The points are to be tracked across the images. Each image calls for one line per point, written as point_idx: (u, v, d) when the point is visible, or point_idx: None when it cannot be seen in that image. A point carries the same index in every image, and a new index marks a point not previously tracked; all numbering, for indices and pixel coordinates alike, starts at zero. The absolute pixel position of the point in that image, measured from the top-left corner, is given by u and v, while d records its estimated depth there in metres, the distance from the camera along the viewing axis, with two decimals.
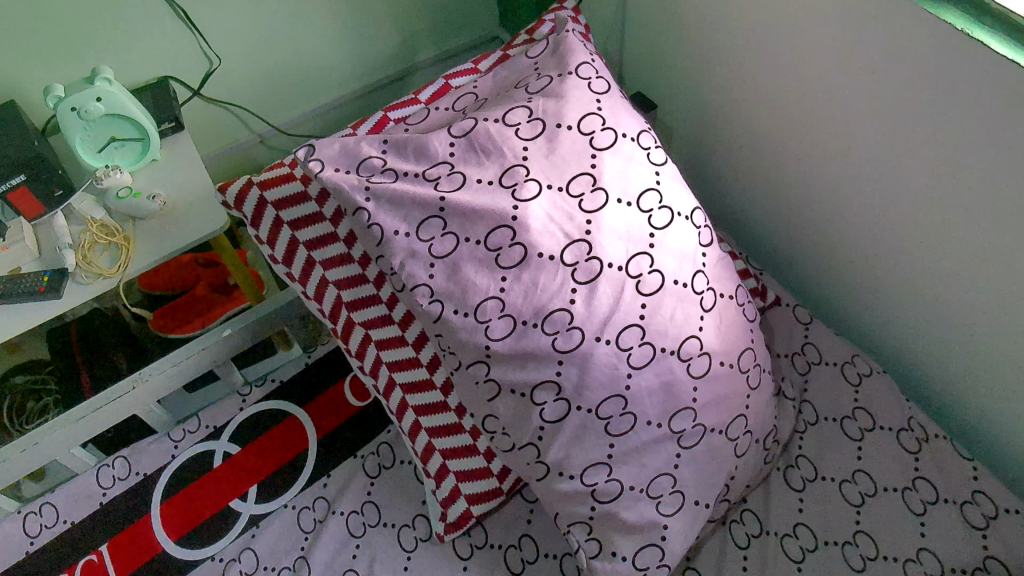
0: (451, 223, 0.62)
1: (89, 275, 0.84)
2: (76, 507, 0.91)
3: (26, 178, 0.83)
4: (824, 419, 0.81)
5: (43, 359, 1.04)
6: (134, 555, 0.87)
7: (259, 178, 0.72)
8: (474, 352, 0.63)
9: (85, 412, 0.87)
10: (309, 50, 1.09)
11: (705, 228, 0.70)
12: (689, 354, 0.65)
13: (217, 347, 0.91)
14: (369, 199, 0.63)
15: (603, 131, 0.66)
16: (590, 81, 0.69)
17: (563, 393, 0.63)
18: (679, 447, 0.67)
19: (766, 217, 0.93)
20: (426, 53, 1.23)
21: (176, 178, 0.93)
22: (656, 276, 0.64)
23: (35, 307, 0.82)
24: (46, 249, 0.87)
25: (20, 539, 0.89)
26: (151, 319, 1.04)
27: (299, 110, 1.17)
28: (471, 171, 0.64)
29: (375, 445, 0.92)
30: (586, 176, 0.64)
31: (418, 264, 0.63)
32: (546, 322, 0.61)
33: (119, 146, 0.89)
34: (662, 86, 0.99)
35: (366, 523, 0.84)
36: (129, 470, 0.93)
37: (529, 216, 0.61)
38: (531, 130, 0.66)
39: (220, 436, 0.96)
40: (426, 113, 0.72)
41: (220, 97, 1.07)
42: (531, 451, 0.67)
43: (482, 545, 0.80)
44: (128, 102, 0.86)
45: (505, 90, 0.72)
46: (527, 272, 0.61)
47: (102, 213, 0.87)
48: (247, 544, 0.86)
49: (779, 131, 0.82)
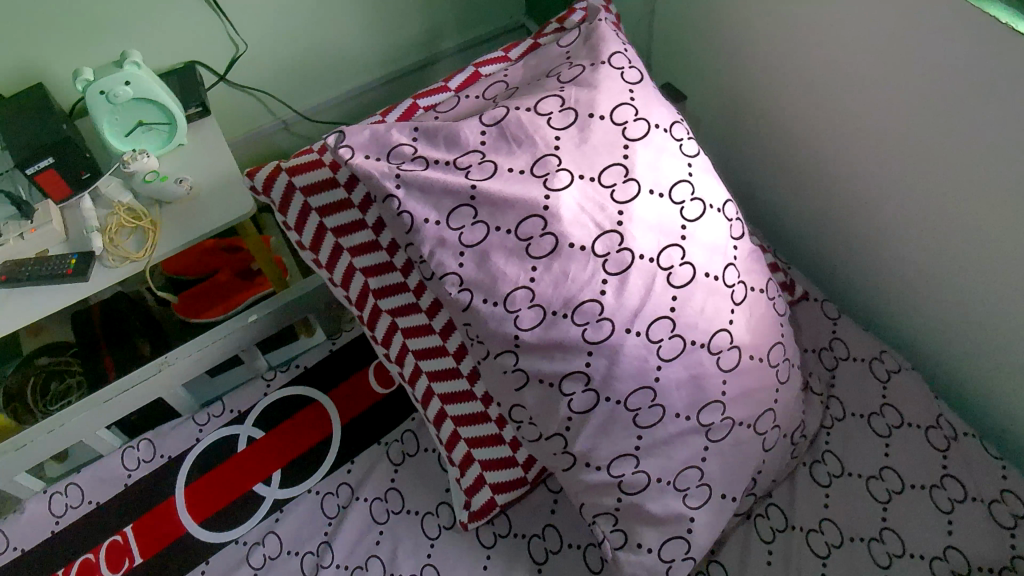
0: (482, 212, 0.62)
1: (116, 261, 0.86)
2: (101, 488, 0.92)
3: (54, 161, 0.86)
4: (852, 415, 0.80)
5: (65, 342, 1.09)
6: (158, 536, 0.87)
7: (288, 164, 0.73)
8: (503, 341, 0.63)
9: (112, 394, 0.87)
10: (334, 36, 1.09)
11: (737, 221, 0.69)
12: (718, 348, 0.65)
13: (241, 333, 0.91)
14: (400, 186, 0.63)
15: (635, 122, 0.66)
16: (622, 71, 0.69)
17: (592, 384, 0.63)
18: (706, 440, 0.67)
19: (793, 211, 0.92)
20: (451, 42, 1.22)
21: (202, 162, 0.94)
22: (687, 268, 0.64)
23: (63, 290, 0.85)
24: (72, 232, 0.90)
25: (46, 518, 0.90)
26: (176, 304, 1.06)
27: (323, 96, 1.17)
28: (502, 160, 0.64)
29: (399, 432, 0.91)
30: (618, 167, 0.64)
31: (448, 253, 0.63)
32: (576, 312, 0.61)
33: (146, 130, 0.91)
34: (691, 76, 0.99)
35: (390, 509, 0.84)
36: (154, 452, 0.94)
37: (561, 206, 0.61)
38: (562, 119, 0.65)
39: (244, 420, 0.96)
40: (455, 101, 0.72)
41: (245, 81, 1.07)
42: (558, 441, 0.67)
43: (505, 534, 0.80)
44: (156, 87, 0.87)
45: (535, 79, 0.71)
46: (557, 262, 0.61)
47: (129, 196, 0.89)
48: (271, 528, 0.86)
49: (808, 123, 0.81)
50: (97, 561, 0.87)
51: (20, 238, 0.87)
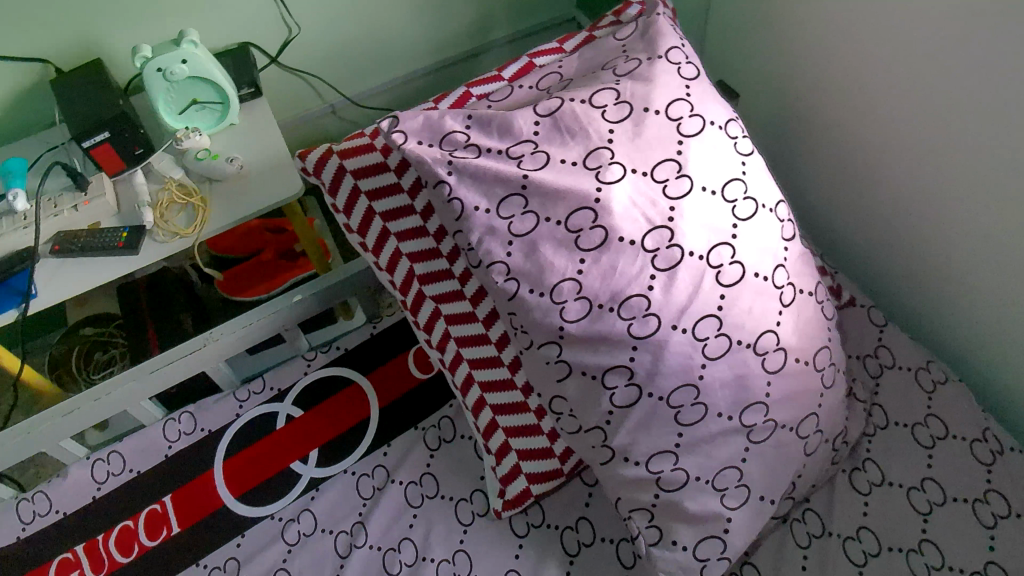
0: (533, 202, 0.62)
1: (166, 236, 0.88)
2: (143, 458, 0.94)
3: (110, 136, 0.88)
4: (895, 424, 0.79)
5: (109, 314, 1.13)
6: (196, 508, 0.89)
7: (339, 147, 0.73)
8: (548, 332, 0.64)
9: (157, 365, 0.89)
10: (385, 22, 1.09)
11: (789, 222, 0.69)
12: (764, 349, 0.64)
13: (284, 312, 0.92)
14: (451, 173, 0.63)
15: (690, 118, 0.65)
16: (679, 66, 0.68)
17: (636, 379, 0.63)
18: (748, 441, 0.66)
19: (842, 216, 0.90)
20: (501, 32, 1.22)
21: (252, 142, 0.95)
22: (737, 267, 0.63)
23: (114, 262, 0.87)
24: (124, 206, 0.92)
25: (88, 484, 0.92)
26: (218, 282, 1.09)
27: (371, 82, 1.18)
28: (555, 151, 0.64)
29: (436, 417, 0.92)
30: (671, 162, 0.63)
31: (497, 241, 0.63)
32: (623, 306, 0.61)
33: (199, 109, 0.92)
34: (744, 75, 0.98)
35: (425, 494, 0.85)
36: (194, 425, 0.96)
37: (612, 199, 0.61)
38: (617, 112, 0.65)
39: (284, 398, 0.97)
40: (509, 90, 0.72)
41: (296, 64, 1.08)
42: (597, 434, 0.67)
43: (539, 524, 0.81)
44: (211, 66, 0.88)
45: (590, 71, 0.71)
46: (606, 255, 0.61)
47: (181, 173, 0.91)
48: (307, 506, 0.88)
49: (861, 126, 0.80)
50: (136, 528, 0.89)
51: (74, 210, 0.89)
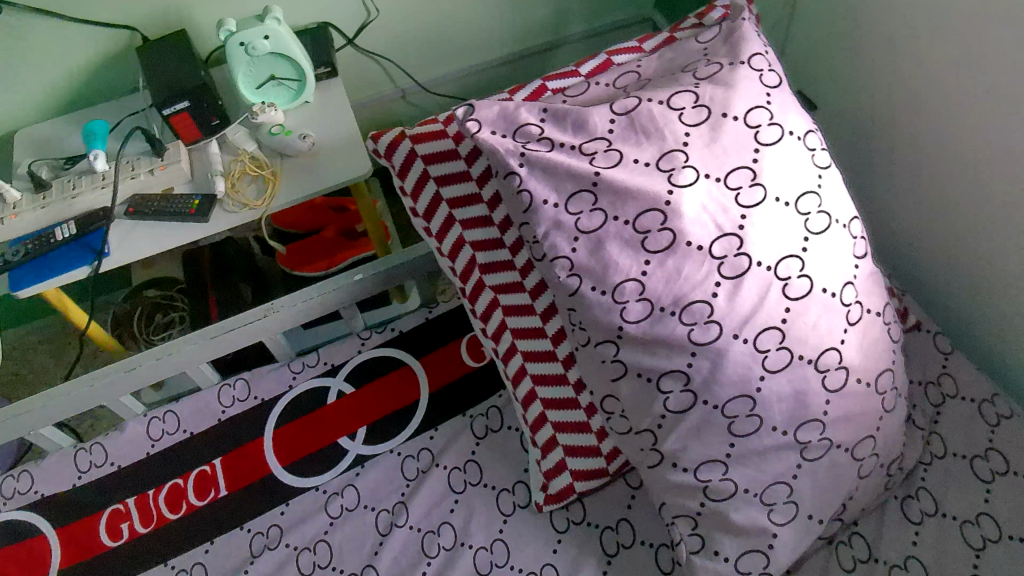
0: (602, 200, 0.62)
1: (235, 205, 0.90)
2: (197, 419, 0.96)
3: (189, 105, 0.90)
4: (953, 455, 0.76)
5: (174, 278, 1.17)
6: (245, 472, 0.92)
7: (412, 131, 0.74)
8: (606, 331, 0.64)
9: (218, 332, 0.90)
10: (461, 10, 1.10)
11: (861, 240, 0.67)
12: (826, 366, 0.63)
13: (345, 289, 0.91)
14: (523, 165, 0.63)
15: (769, 127, 0.64)
16: (761, 73, 0.67)
17: (691, 385, 0.63)
18: (801, 458, 0.65)
19: (914, 238, 0.88)
20: (576, 28, 1.22)
21: (325, 121, 0.97)
22: (805, 281, 0.62)
23: (184, 228, 0.90)
24: (198, 173, 0.95)
25: (143, 440, 0.95)
26: (281, 256, 1.12)
27: (443, 70, 1.19)
28: (629, 151, 0.63)
29: (484, 406, 0.92)
30: (745, 170, 0.62)
31: (563, 236, 0.63)
32: (685, 311, 0.61)
33: (276, 85, 0.94)
34: (824, 86, 0.96)
35: (468, 480, 0.86)
36: (249, 392, 0.97)
37: (683, 202, 0.61)
38: (695, 116, 0.64)
39: (336, 374, 0.97)
40: (585, 86, 0.72)
41: (372, 47, 1.10)
42: (647, 437, 0.68)
43: (580, 521, 0.81)
44: (292, 44, 0.90)
45: (670, 73, 0.71)
46: (672, 258, 0.61)
47: (254, 146, 0.94)
48: (351, 481, 0.89)
49: (941, 147, 0.78)
50: (186, 487, 0.92)
51: (150, 173, 0.92)
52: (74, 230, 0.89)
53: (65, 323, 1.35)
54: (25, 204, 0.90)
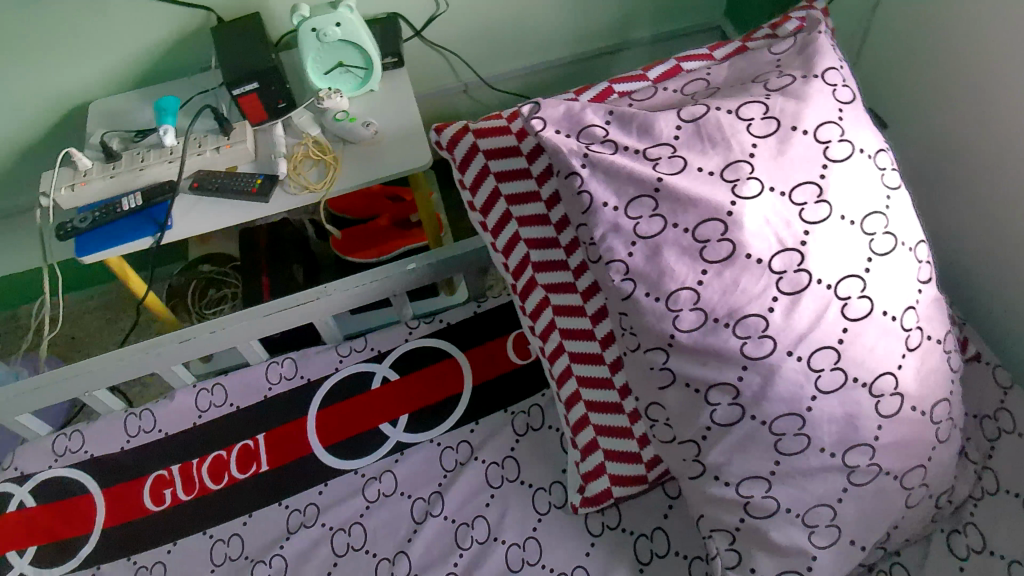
0: (663, 206, 0.62)
1: (296, 187, 0.91)
2: (244, 394, 0.98)
3: (257, 87, 0.92)
4: (1006, 492, 0.74)
5: (229, 255, 1.19)
6: (287, 450, 0.93)
7: (475, 126, 0.74)
8: (657, 337, 0.64)
9: (271, 310, 0.91)
10: (529, 8, 1.10)
11: (926, 264, 0.66)
12: (880, 391, 0.62)
13: (399, 277, 0.91)
14: (585, 165, 0.63)
15: (840, 143, 0.63)
16: (835, 88, 0.66)
17: (740, 399, 0.63)
18: (847, 482, 0.64)
19: (978, 267, 0.86)
20: (643, 32, 1.21)
21: (388, 109, 0.98)
22: (865, 302, 0.61)
23: (245, 206, 0.91)
24: (262, 153, 0.96)
25: (190, 410, 0.97)
26: (335, 240, 1.13)
27: (507, 66, 1.20)
28: (694, 158, 0.63)
29: (526, 404, 0.92)
30: (812, 186, 0.61)
31: (620, 240, 0.63)
32: (739, 324, 0.61)
33: (344, 72, 0.95)
34: (894, 104, 0.93)
35: (505, 476, 0.87)
36: (296, 371, 0.99)
37: (746, 214, 0.60)
38: (764, 127, 0.63)
39: (382, 361, 0.98)
40: (652, 91, 0.72)
41: (438, 40, 1.11)
42: (690, 449, 0.68)
43: (615, 526, 0.81)
44: (362, 33, 0.91)
45: (740, 82, 0.70)
46: (730, 270, 0.60)
47: (318, 131, 0.95)
48: (389, 467, 0.91)
49: (1013, 176, 0.76)
50: (229, 459, 0.94)
51: (217, 151, 0.94)
52: (139, 202, 0.91)
53: (122, 290, 1.39)
54: (95, 171, 0.94)
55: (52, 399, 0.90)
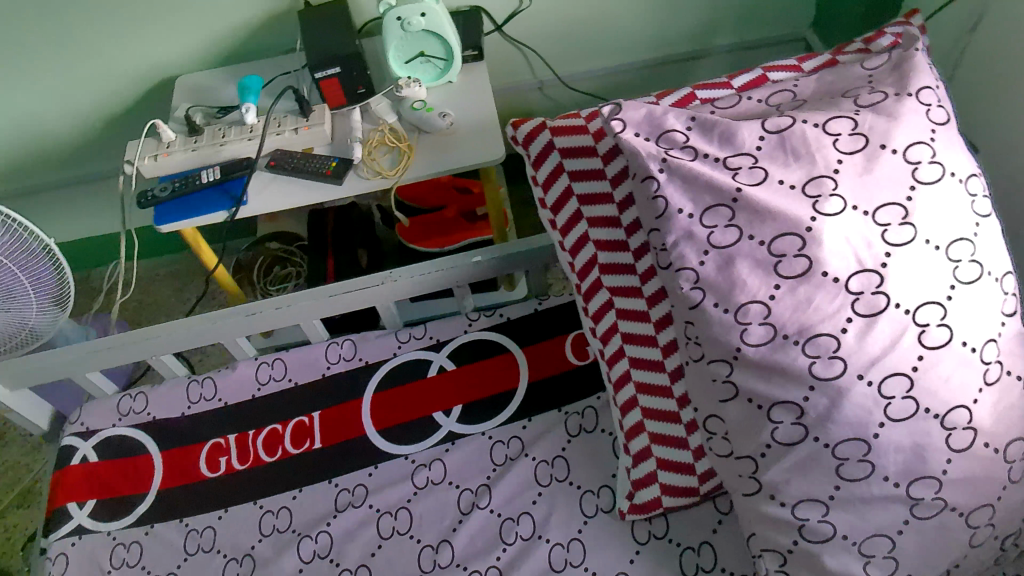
0: (740, 217, 0.61)
1: (369, 172, 0.93)
2: (303, 371, 1.00)
3: (339, 71, 0.94)
4: None
5: (296, 235, 1.22)
6: (340, 429, 0.95)
7: (553, 123, 0.74)
8: (723, 349, 0.63)
9: (339, 292, 0.92)
10: (612, 9, 1.10)
11: (1013, 297, 0.63)
12: (953, 424, 0.60)
13: (464, 269, 0.92)
14: (662, 170, 0.62)
15: (930, 165, 0.61)
16: (929, 108, 0.64)
17: (804, 419, 0.61)
18: (909, 514, 0.62)
19: None
20: (725, 40, 1.19)
21: (465, 102, 0.99)
22: (944, 331, 0.59)
23: (319, 187, 0.93)
24: (338, 137, 0.98)
25: (250, 382, 1.00)
26: (402, 228, 1.16)
27: (584, 67, 1.19)
28: (776, 170, 0.61)
29: (581, 405, 0.92)
30: (897, 207, 0.59)
31: (692, 248, 0.62)
32: (809, 342, 0.59)
33: (424, 62, 0.96)
34: (986, 130, 0.90)
35: (554, 475, 0.87)
36: (355, 353, 1.00)
37: (825, 231, 0.59)
38: (851, 144, 0.62)
39: (440, 350, 0.99)
40: (736, 99, 0.71)
41: (519, 36, 1.12)
42: (748, 464, 0.67)
43: (661, 536, 0.80)
44: (445, 24, 0.92)
45: (828, 96, 0.68)
46: (804, 286, 0.59)
47: (394, 118, 0.96)
48: (440, 456, 0.92)
49: None
50: (284, 433, 0.96)
51: (295, 132, 0.96)
52: (218, 175, 0.94)
53: (192, 261, 1.43)
54: (177, 144, 0.97)
55: (121, 359, 0.93)
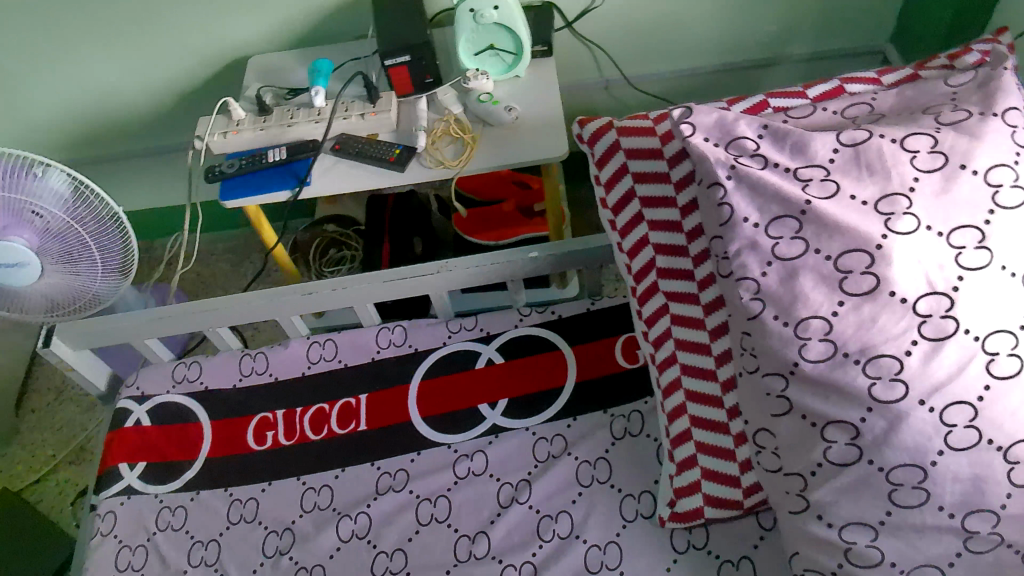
0: (807, 229, 0.60)
1: (432, 161, 0.93)
2: (353, 353, 1.01)
3: (408, 59, 0.95)
4: None
5: (355, 218, 1.23)
6: (387, 413, 0.96)
7: (620, 123, 0.74)
8: (780, 363, 0.62)
9: (394, 277, 0.93)
10: (684, 10, 1.08)
11: None
12: (1017, 459, 0.57)
13: (519, 263, 0.92)
14: (730, 177, 0.61)
15: (1013, 189, 0.58)
16: (1015, 129, 0.61)
17: (859, 441, 0.60)
18: (963, 546, 0.60)
19: None
20: (799, 48, 1.16)
21: (531, 96, 0.98)
22: (1015, 361, 0.56)
23: (382, 174, 0.94)
24: (403, 125, 0.99)
25: (302, 360, 1.02)
26: (459, 219, 1.15)
27: (652, 68, 1.18)
28: (848, 184, 0.60)
29: (627, 408, 0.91)
30: (973, 230, 0.58)
31: (755, 258, 0.61)
32: (870, 363, 0.58)
33: (493, 55, 0.97)
34: None
35: (595, 477, 0.86)
36: (404, 339, 1.01)
37: (896, 250, 0.57)
38: (929, 161, 0.59)
39: (489, 343, 0.99)
40: (811, 109, 0.69)
41: (588, 34, 1.11)
42: (796, 481, 0.66)
43: (701, 547, 0.79)
44: (518, 18, 0.92)
45: (908, 112, 0.66)
46: (870, 305, 0.58)
47: (460, 109, 0.97)
48: (482, 447, 0.92)
49: None
50: (331, 413, 0.97)
51: (362, 117, 0.97)
52: (283, 156, 0.95)
53: (253, 238, 1.46)
54: (247, 123, 0.99)
55: (181, 329, 0.95)
